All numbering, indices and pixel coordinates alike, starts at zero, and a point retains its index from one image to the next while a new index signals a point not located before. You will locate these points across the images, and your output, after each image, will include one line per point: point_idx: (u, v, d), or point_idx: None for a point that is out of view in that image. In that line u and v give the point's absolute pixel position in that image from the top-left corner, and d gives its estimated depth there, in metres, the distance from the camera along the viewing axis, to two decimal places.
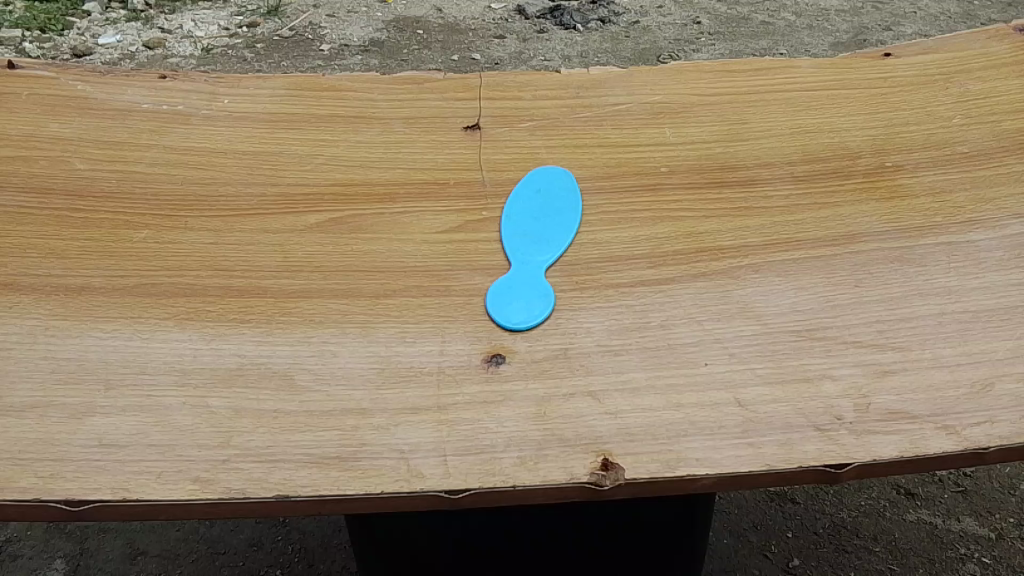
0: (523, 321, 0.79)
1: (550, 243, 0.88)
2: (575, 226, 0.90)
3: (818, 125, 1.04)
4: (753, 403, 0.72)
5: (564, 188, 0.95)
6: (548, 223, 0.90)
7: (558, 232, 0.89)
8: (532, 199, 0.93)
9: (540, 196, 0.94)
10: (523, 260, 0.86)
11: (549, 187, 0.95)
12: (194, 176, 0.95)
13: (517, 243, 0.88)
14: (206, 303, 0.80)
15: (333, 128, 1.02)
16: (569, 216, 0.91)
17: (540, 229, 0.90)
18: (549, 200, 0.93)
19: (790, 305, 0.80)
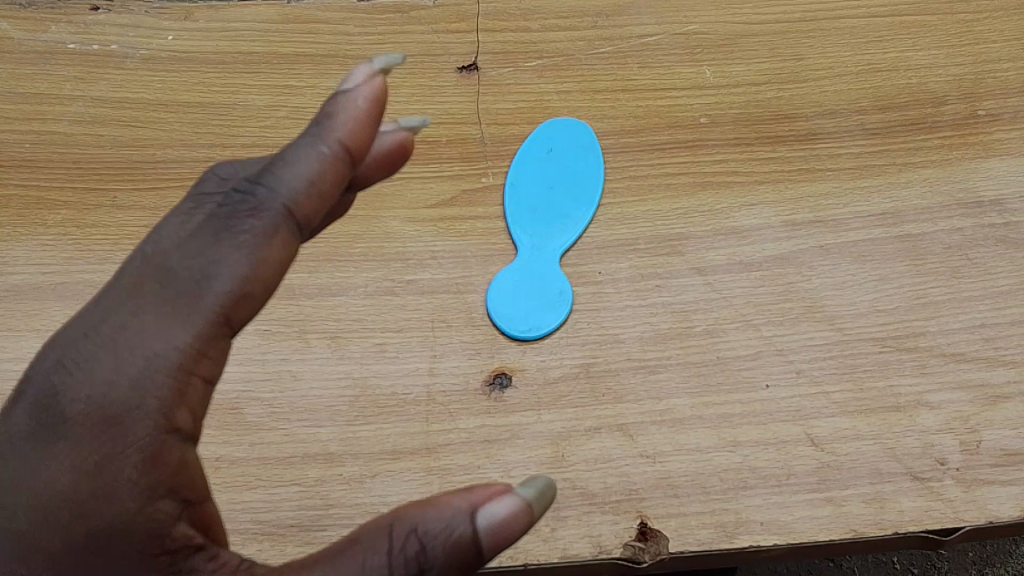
0: (533, 329, 0.63)
1: (566, 221, 0.71)
2: (599, 196, 0.72)
3: (892, 61, 0.84)
4: (830, 442, 0.56)
5: (583, 146, 0.77)
6: (564, 194, 0.73)
7: (577, 205, 0.72)
8: (543, 163, 0.75)
9: (553, 158, 0.76)
10: (533, 245, 0.69)
11: (564, 147, 0.77)
12: (126, 138, 0.77)
13: (525, 222, 0.71)
14: None
15: (299, 70, 0.83)
16: (589, 184, 0.73)
17: (554, 204, 0.72)
18: (565, 164, 0.75)
19: (870, 304, 0.64)
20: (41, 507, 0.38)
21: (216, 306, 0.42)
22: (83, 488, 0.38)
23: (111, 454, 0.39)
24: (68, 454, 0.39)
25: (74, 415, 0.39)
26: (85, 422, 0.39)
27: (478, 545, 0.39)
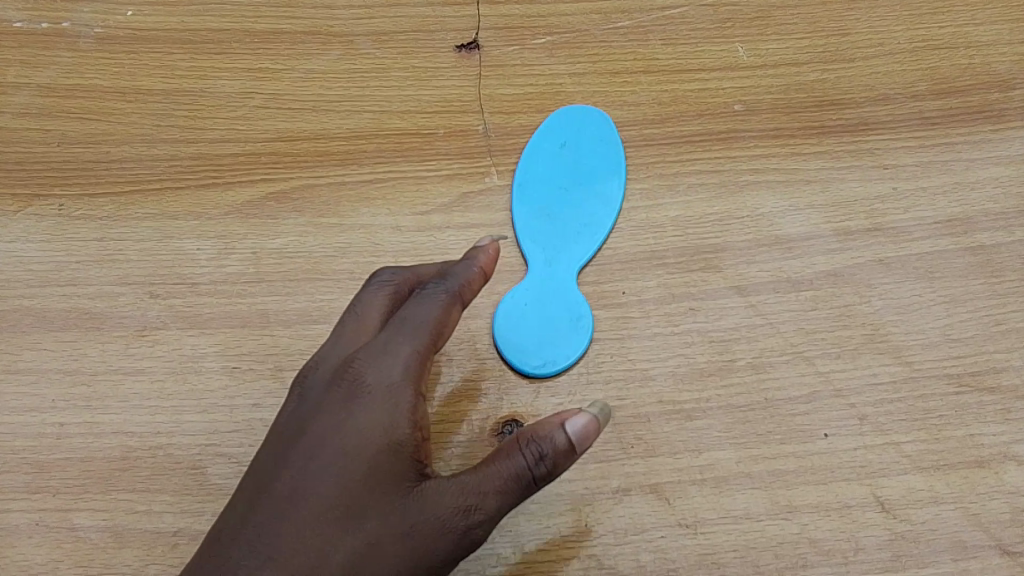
0: (547, 366, 0.54)
1: (583, 230, 0.61)
2: (620, 199, 0.62)
3: (950, 36, 0.72)
4: (903, 508, 0.49)
5: (601, 137, 0.65)
6: (579, 197, 0.62)
7: (594, 212, 0.61)
8: (555, 158, 0.64)
9: (566, 153, 0.64)
10: (545, 260, 0.59)
11: (580, 138, 0.65)
12: (77, 133, 0.66)
13: (535, 233, 0.61)
14: (80, 342, 0.54)
15: (273, 50, 0.70)
16: (609, 184, 0.63)
17: (568, 210, 0.62)
18: (581, 159, 0.64)
19: (941, 333, 0.55)
20: (347, 463, 0.41)
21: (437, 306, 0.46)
22: (365, 443, 0.41)
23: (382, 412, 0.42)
24: (350, 419, 0.42)
25: (350, 386, 0.43)
26: (362, 390, 0.43)
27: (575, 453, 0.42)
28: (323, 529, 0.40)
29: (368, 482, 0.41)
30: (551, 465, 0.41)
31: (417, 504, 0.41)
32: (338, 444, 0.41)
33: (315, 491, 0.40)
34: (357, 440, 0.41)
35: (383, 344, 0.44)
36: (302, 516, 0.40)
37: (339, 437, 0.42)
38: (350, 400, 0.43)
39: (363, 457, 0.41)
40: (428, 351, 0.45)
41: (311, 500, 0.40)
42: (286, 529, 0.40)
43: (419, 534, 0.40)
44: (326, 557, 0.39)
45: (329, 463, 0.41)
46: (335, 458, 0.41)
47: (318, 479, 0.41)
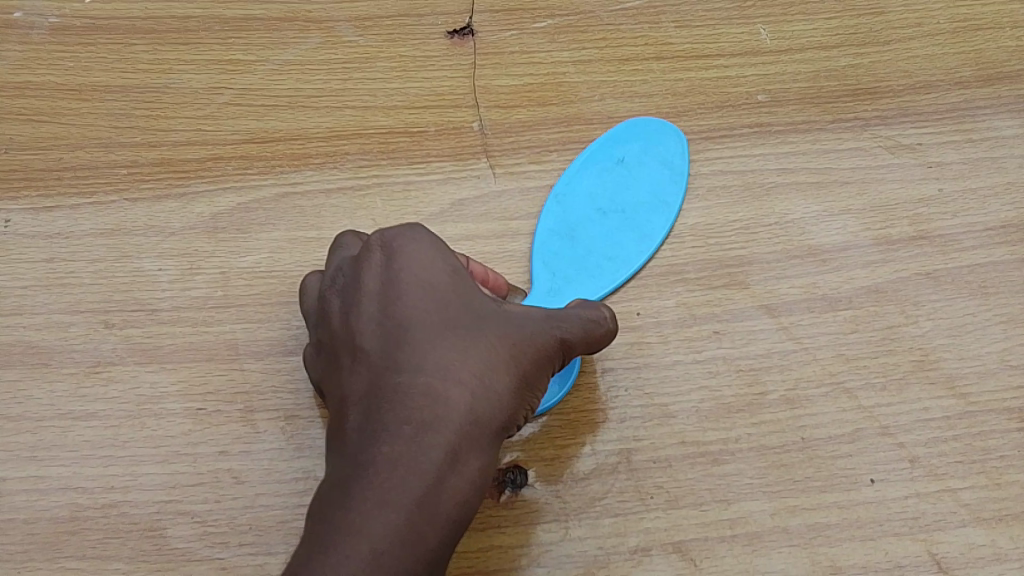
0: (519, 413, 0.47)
1: (606, 264, 0.53)
2: (658, 239, 0.54)
3: (995, 13, 0.64)
4: (961, 568, 0.43)
5: (664, 165, 0.57)
6: (615, 225, 0.54)
7: (625, 245, 0.54)
8: (603, 172, 0.56)
9: (618, 169, 0.56)
10: (552, 287, 0.53)
11: (645, 159, 0.57)
12: (26, 137, 0.59)
13: (553, 253, 0.54)
14: (26, 382, 0.48)
15: (244, 39, 0.63)
16: (652, 218, 0.54)
17: (597, 237, 0.54)
18: (631, 183, 0.56)
19: (998, 357, 0.49)
20: (430, 292, 0.41)
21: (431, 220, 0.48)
22: (439, 271, 0.42)
23: (432, 245, 0.42)
24: (407, 258, 0.42)
25: (384, 244, 0.42)
26: (399, 237, 0.42)
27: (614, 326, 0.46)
28: (458, 340, 0.40)
29: (459, 302, 0.41)
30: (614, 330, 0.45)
31: (503, 311, 0.42)
32: (416, 278, 0.41)
33: (419, 319, 0.40)
34: (427, 271, 0.41)
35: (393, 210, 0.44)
36: (425, 341, 0.39)
37: (410, 272, 0.41)
38: (395, 247, 0.42)
39: (442, 280, 0.41)
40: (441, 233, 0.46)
41: (426, 324, 0.40)
42: (421, 353, 0.39)
43: (530, 322, 0.42)
44: (471, 360, 0.39)
45: (414, 297, 0.40)
46: (420, 288, 0.41)
47: (412, 313, 0.40)
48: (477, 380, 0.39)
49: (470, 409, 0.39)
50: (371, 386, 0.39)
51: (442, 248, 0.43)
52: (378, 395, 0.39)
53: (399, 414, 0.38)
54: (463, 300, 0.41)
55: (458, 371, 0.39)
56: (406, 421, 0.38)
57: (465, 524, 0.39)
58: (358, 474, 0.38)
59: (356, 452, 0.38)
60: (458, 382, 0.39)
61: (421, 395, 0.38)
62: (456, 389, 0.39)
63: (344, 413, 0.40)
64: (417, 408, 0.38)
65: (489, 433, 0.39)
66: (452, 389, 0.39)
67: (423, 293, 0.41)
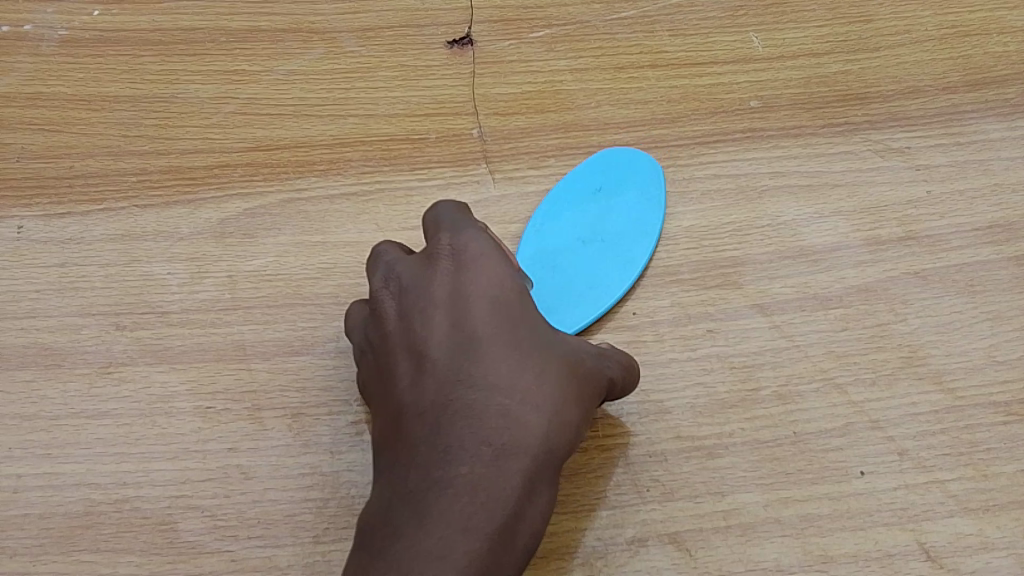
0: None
1: (587, 293, 0.53)
2: (641, 264, 0.54)
3: (983, 20, 0.66)
4: (950, 556, 0.44)
5: (642, 190, 0.57)
6: (596, 250, 0.54)
7: (606, 271, 0.54)
8: (584, 197, 0.57)
9: (598, 198, 0.56)
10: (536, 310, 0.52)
11: (623, 185, 0.57)
12: (37, 146, 0.61)
13: (535, 280, 0.53)
14: (40, 382, 0.50)
15: (250, 50, 0.65)
16: (633, 243, 0.55)
17: (579, 261, 0.54)
18: (612, 209, 0.56)
19: (985, 353, 0.50)
20: (502, 313, 0.42)
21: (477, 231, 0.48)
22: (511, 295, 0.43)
23: (501, 262, 0.44)
24: (482, 279, 0.43)
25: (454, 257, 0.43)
26: (473, 254, 0.43)
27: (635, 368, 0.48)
28: (534, 369, 0.41)
29: (529, 326, 0.43)
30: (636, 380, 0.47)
31: (564, 340, 0.44)
32: (490, 301, 0.42)
33: (494, 341, 0.41)
34: (499, 291, 0.43)
35: (455, 220, 0.45)
36: (501, 363, 0.41)
37: (484, 296, 0.42)
38: (469, 264, 0.43)
39: (512, 301, 0.43)
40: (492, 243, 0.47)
41: (504, 350, 0.41)
42: (499, 380, 0.41)
43: (587, 353, 0.44)
44: (548, 388, 0.41)
45: (487, 317, 0.42)
46: (492, 308, 0.42)
47: (487, 334, 0.41)
48: (552, 412, 0.41)
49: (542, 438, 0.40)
50: (442, 405, 0.40)
51: (510, 266, 0.44)
52: (454, 413, 0.40)
53: (479, 435, 0.40)
54: (531, 324, 0.43)
55: (535, 401, 0.41)
56: (486, 443, 0.39)
57: (534, 549, 0.41)
58: (436, 491, 0.39)
59: (431, 470, 0.39)
60: (536, 407, 0.41)
61: (500, 418, 0.40)
62: (533, 414, 0.40)
63: (408, 425, 0.41)
64: (497, 431, 0.40)
65: (560, 461, 0.41)
66: (530, 416, 0.40)
67: (496, 313, 0.42)
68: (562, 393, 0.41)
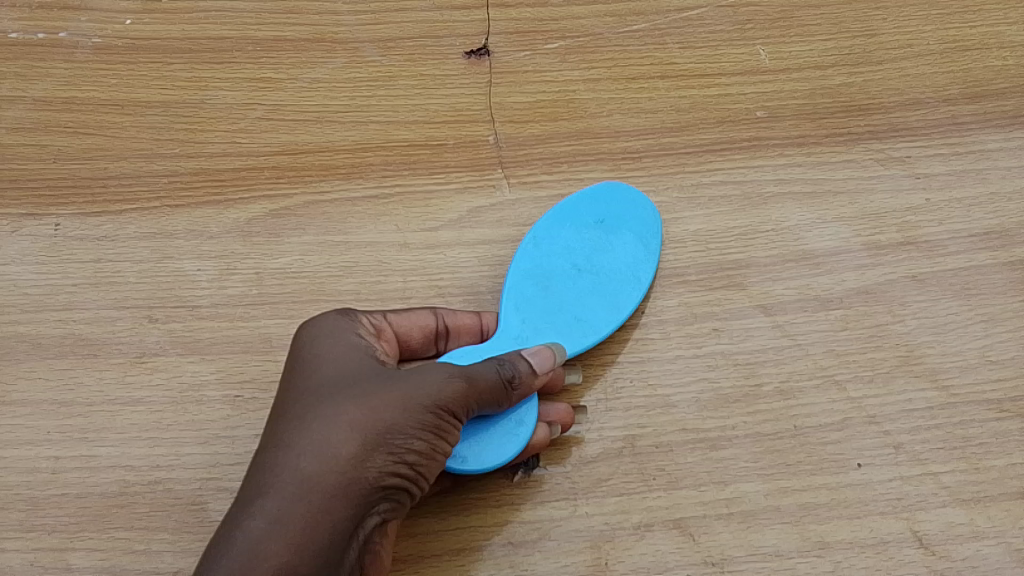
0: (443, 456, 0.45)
1: (575, 324, 0.52)
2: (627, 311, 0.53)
3: (983, 35, 0.68)
4: (941, 545, 0.46)
5: (643, 235, 0.56)
6: (589, 285, 0.53)
7: (596, 309, 0.53)
8: (587, 227, 0.56)
9: (601, 230, 0.55)
10: (523, 332, 0.51)
11: (630, 225, 0.56)
12: (73, 148, 0.64)
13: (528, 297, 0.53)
14: (77, 370, 0.52)
15: (276, 59, 0.67)
16: (628, 287, 0.54)
17: (570, 293, 0.53)
18: (611, 246, 0.55)
19: (979, 354, 0.52)
20: (314, 371, 0.45)
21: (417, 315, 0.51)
22: (342, 355, 0.45)
23: (326, 330, 0.47)
24: (317, 345, 0.46)
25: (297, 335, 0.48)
26: (319, 325, 0.47)
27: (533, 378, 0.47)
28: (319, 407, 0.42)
29: (337, 375, 0.44)
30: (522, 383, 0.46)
31: (382, 377, 0.44)
32: (319, 363, 0.45)
33: (295, 396, 0.44)
34: (316, 354, 0.46)
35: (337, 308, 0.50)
36: (290, 411, 0.43)
37: (308, 356, 0.46)
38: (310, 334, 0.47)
39: (324, 358, 0.45)
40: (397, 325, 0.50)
41: (305, 398, 0.43)
42: (292, 422, 0.42)
43: (406, 382, 0.43)
44: (315, 421, 0.41)
45: (300, 377, 0.45)
46: (304, 370, 0.45)
47: (292, 392, 0.44)
48: (325, 443, 0.41)
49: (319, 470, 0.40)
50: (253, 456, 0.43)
51: (342, 332, 0.47)
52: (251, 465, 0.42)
53: (251, 481, 0.41)
54: (339, 372, 0.44)
55: (314, 434, 0.41)
56: (247, 488, 0.41)
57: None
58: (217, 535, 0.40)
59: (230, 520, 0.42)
60: (288, 446, 0.41)
61: (269, 461, 0.41)
62: (300, 450, 0.41)
63: None
64: (258, 476, 0.41)
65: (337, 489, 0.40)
66: (292, 450, 0.41)
67: (306, 373, 0.45)
68: (350, 423, 0.41)
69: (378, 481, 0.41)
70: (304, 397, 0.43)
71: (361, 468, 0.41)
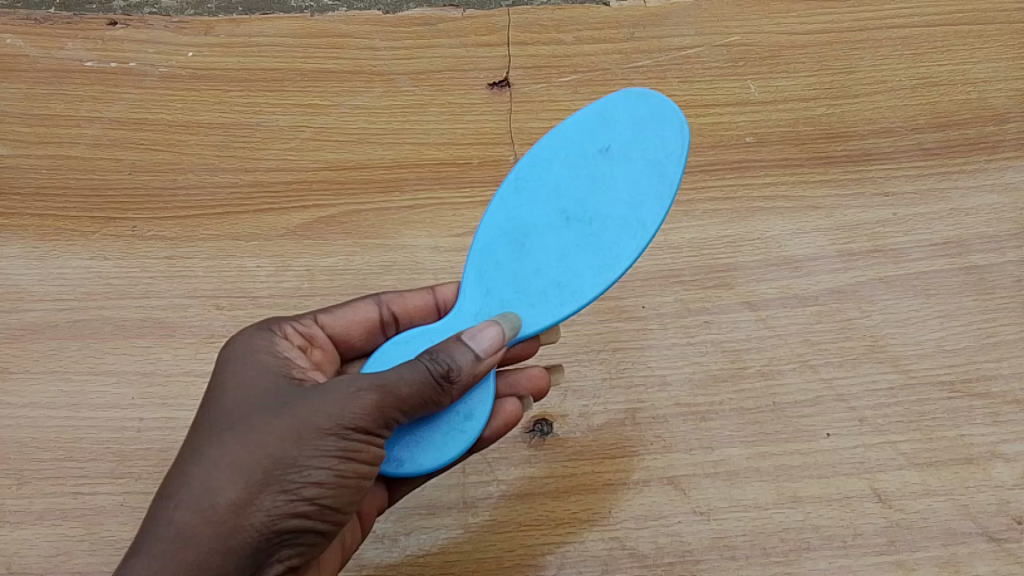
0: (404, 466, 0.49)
1: (556, 292, 0.54)
2: (619, 266, 0.53)
3: (950, 73, 0.77)
4: (898, 499, 0.53)
5: (653, 167, 0.54)
6: (574, 237, 0.54)
7: (579, 270, 0.54)
8: (578, 167, 0.55)
9: (590, 176, 0.55)
10: (493, 301, 0.55)
11: (628, 151, 0.55)
12: (146, 163, 0.73)
13: (502, 265, 0.55)
14: (155, 348, 0.61)
15: (323, 87, 0.77)
16: (617, 239, 0.53)
17: (552, 254, 0.54)
18: (605, 191, 0.54)
19: (936, 343, 0.60)
20: (216, 411, 0.48)
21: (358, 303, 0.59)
22: (249, 384, 0.49)
23: (238, 364, 0.50)
24: (228, 372, 0.50)
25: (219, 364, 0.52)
26: (238, 345, 0.52)
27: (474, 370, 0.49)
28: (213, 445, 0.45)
29: (235, 415, 0.47)
30: (459, 375, 0.48)
31: (279, 412, 0.46)
32: (225, 395, 0.49)
33: (196, 437, 0.47)
34: (223, 392, 0.49)
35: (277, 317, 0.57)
36: (188, 455, 0.46)
37: (220, 390, 0.49)
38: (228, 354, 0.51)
39: (229, 397, 0.48)
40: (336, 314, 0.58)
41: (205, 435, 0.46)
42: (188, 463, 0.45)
43: (299, 418, 0.45)
44: (206, 467, 0.44)
45: (205, 417, 0.48)
46: (210, 408, 0.48)
47: (197, 433, 0.47)
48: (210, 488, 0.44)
49: (205, 515, 0.43)
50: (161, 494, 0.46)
51: (255, 364, 0.50)
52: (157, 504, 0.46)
53: (148, 524, 0.45)
54: (240, 409, 0.47)
55: (205, 476, 0.44)
56: (144, 532, 0.44)
57: None
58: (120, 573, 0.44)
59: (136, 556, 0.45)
60: (181, 492, 0.44)
61: (161, 505, 0.44)
62: (187, 497, 0.44)
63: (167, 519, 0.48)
64: (153, 519, 0.44)
65: (222, 533, 0.43)
66: (182, 496, 0.44)
67: (212, 410, 0.48)
68: (236, 463, 0.44)
69: (274, 519, 0.44)
70: (204, 438, 0.46)
71: (247, 510, 0.44)
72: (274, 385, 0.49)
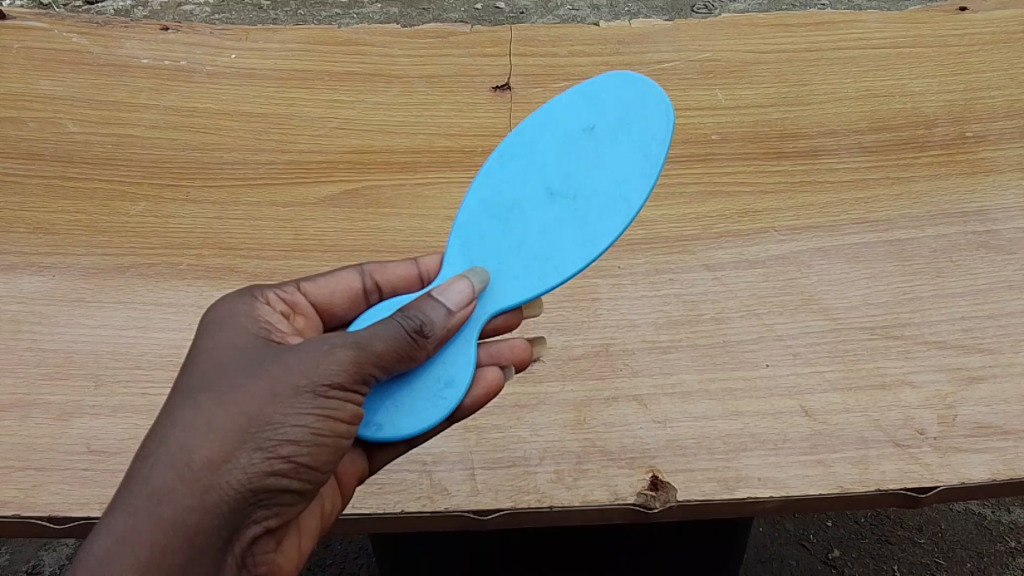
0: (384, 430, 0.58)
1: (544, 263, 0.62)
2: (603, 240, 0.61)
3: (889, 88, 0.90)
4: (822, 414, 0.64)
5: (642, 148, 0.63)
6: (560, 211, 0.63)
7: (566, 244, 0.62)
8: (565, 141, 0.65)
9: (576, 159, 0.64)
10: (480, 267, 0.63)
11: (614, 134, 0.64)
12: (197, 142, 0.85)
13: (490, 236, 0.64)
14: (209, 286, 0.73)
15: (349, 86, 0.89)
16: (601, 213, 0.62)
17: (539, 229, 0.63)
18: (592, 170, 0.63)
19: (861, 298, 0.71)
20: (195, 371, 0.53)
21: (340, 274, 0.66)
22: (229, 348, 0.55)
23: (218, 330, 0.56)
24: (209, 338, 0.56)
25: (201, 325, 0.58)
26: (222, 310, 0.58)
27: (446, 321, 0.57)
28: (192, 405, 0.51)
29: (213, 376, 0.53)
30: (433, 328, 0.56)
31: (257, 374, 0.52)
32: (201, 359, 0.54)
33: (177, 394, 0.52)
34: (202, 355, 0.54)
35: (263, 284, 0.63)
36: (169, 413, 0.52)
37: (201, 351, 0.55)
38: (212, 319, 0.57)
39: (208, 359, 0.54)
40: (320, 284, 0.65)
41: (183, 395, 0.52)
42: (168, 420, 0.51)
43: (276, 380, 0.51)
44: (185, 424, 0.50)
45: (184, 376, 0.54)
46: (190, 369, 0.54)
47: (176, 391, 0.53)
48: (188, 446, 0.49)
49: (183, 470, 0.49)
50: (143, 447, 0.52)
51: (235, 330, 0.56)
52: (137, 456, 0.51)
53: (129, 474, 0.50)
54: (218, 371, 0.53)
55: (183, 434, 0.50)
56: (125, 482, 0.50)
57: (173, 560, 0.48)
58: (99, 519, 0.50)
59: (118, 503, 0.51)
60: (160, 447, 0.50)
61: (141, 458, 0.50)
62: (165, 452, 0.49)
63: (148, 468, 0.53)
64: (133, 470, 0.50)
65: (199, 484, 0.49)
66: (160, 450, 0.50)
67: (191, 371, 0.54)
68: (214, 424, 0.50)
69: (251, 472, 0.50)
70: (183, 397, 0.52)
71: (224, 465, 0.49)
72: (248, 349, 0.54)
